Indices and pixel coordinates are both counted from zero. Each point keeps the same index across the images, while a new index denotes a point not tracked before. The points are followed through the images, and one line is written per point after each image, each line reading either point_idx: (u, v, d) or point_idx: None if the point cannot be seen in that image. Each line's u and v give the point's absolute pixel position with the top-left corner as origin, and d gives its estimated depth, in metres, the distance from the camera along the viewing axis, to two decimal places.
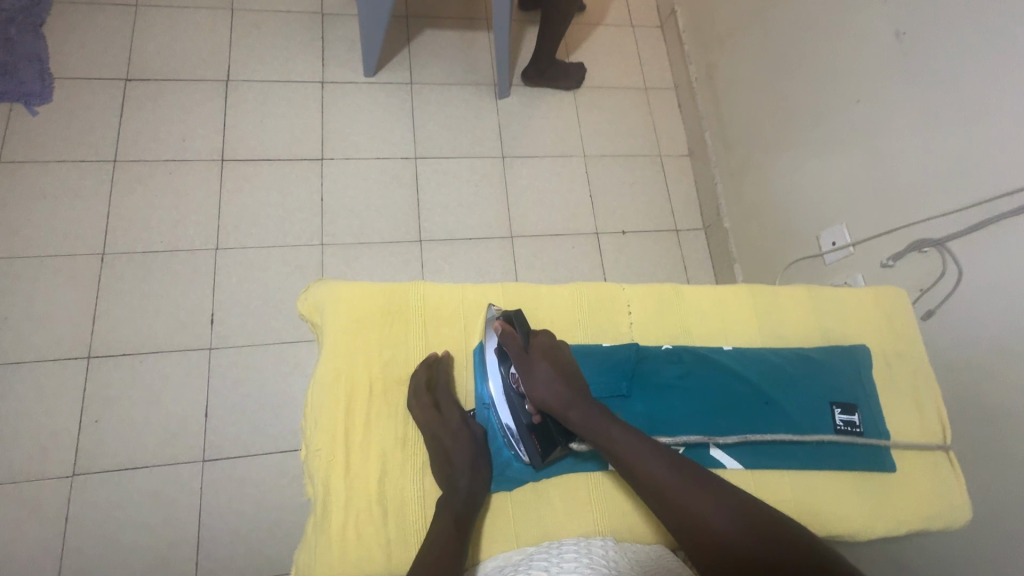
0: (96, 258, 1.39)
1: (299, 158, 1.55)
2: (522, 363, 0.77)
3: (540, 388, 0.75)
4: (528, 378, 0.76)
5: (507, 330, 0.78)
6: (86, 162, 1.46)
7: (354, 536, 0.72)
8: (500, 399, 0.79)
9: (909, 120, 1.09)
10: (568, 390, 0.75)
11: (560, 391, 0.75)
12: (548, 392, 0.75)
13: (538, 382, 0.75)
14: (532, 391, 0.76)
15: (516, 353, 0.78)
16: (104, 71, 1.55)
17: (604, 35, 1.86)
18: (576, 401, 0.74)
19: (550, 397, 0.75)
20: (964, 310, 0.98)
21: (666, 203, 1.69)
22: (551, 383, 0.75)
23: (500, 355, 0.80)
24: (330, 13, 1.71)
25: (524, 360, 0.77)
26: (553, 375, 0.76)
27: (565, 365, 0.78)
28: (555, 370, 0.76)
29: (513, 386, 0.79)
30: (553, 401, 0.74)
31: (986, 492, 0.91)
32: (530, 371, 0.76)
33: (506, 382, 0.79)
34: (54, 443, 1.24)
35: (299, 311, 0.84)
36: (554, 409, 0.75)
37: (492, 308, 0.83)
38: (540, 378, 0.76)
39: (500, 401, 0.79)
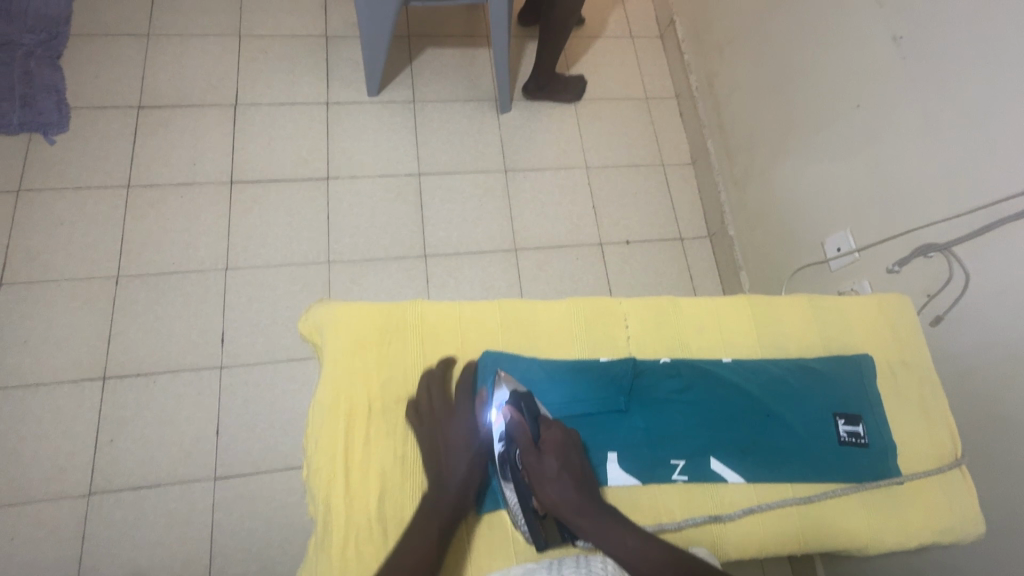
0: (111, 280, 1.43)
1: (306, 178, 1.58)
2: (533, 462, 0.74)
3: (549, 490, 0.73)
4: (538, 481, 0.73)
5: (518, 420, 0.75)
6: (101, 188, 1.51)
7: (355, 555, 0.73)
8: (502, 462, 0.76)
9: (911, 124, 1.08)
10: (576, 495, 0.73)
11: (568, 496, 0.73)
12: (556, 497, 0.73)
13: (548, 487, 0.73)
14: (542, 493, 0.73)
15: (527, 448, 0.74)
16: (118, 100, 1.60)
17: (604, 47, 1.88)
18: (583, 505, 0.73)
19: (559, 499, 0.72)
20: (972, 316, 0.97)
21: (670, 212, 1.69)
22: (560, 486, 0.73)
23: (507, 444, 0.76)
24: (334, 35, 1.75)
25: (533, 459, 0.74)
26: (562, 480, 0.73)
27: (573, 461, 0.75)
28: (565, 474, 0.73)
29: (519, 477, 0.76)
30: (561, 508, 0.72)
31: (1002, 502, 0.90)
32: (540, 471, 0.73)
33: (509, 469, 0.76)
34: (72, 463, 1.27)
35: (301, 333, 0.87)
36: (559, 512, 0.73)
37: (488, 354, 0.84)
38: (549, 479, 0.73)
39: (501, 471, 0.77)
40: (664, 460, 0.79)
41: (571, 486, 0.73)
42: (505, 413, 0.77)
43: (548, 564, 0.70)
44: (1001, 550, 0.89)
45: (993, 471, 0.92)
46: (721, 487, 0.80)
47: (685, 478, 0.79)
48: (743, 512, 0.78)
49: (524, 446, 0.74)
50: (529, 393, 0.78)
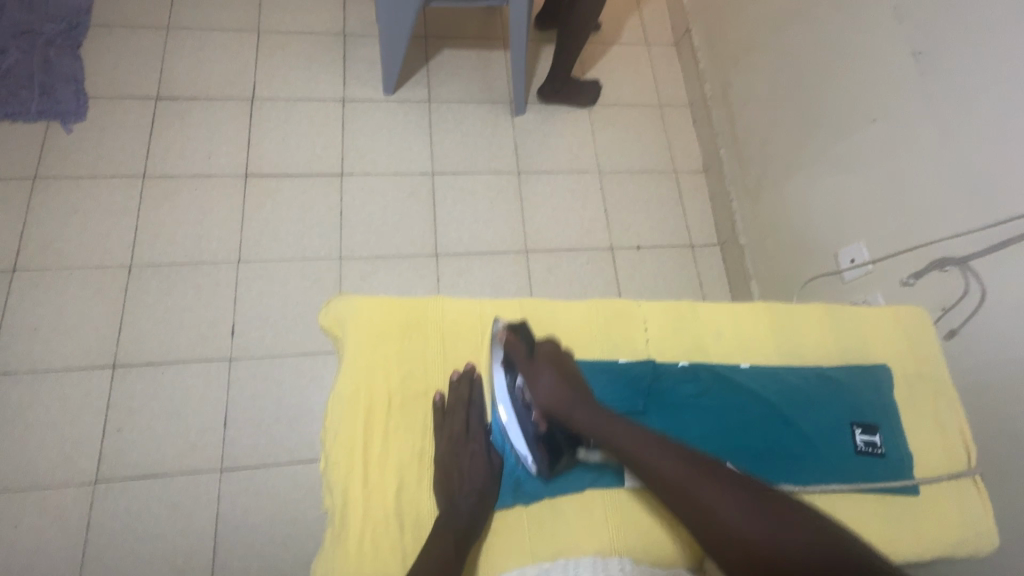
0: (123, 270, 1.43)
1: (320, 174, 1.59)
2: (527, 371, 0.80)
3: (544, 395, 0.78)
4: (534, 386, 0.78)
5: (513, 341, 0.82)
6: (117, 178, 1.52)
7: (371, 550, 0.73)
8: (515, 431, 0.81)
9: (929, 139, 1.08)
10: (573, 398, 0.76)
11: (562, 396, 0.77)
12: (551, 397, 0.77)
13: (543, 392, 0.77)
14: (537, 398, 0.78)
15: (522, 363, 0.81)
16: (136, 91, 1.61)
17: (619, 53, 1.88)
18: (578, 402, 0.76)
19: (553, 400, 0.77)
20: (987, 331, 0.97)
21: (682, 219, 1.69)
22: (553, 388, 0.77)
23: (508, 368, 0.83)
24: (351, 34, 1.76)
25: (529, 370, 0.80)
26: (555, 382, 0.78)
27: (568, 372, 0.80)
28: (558, 379, 0.78)
29: (520, 396, 0.82)
30: (556, 407, 0.76)
31: (1015, 518, 0.89)
32: (535, 378, 0.79)
33: (512, 390, 0.82)
34: (78, 451, 1.27)
35: (320, 324, 0.87)
36: (555, 411, 0.77)
37: (497, 321, 0.86)
38: (543, 384, 0.78)
39: (504, 401, 0.82)
40: None
41: (565, 385, 0.78)
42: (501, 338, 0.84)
43: (565, 565, 0.71)
44: (1012, 567, 0.89)
45: (1007, 487, 0.91)
46: None
47: None
48: None
49: (519, 361, 0.81)
50: (525, 322, 0.85)
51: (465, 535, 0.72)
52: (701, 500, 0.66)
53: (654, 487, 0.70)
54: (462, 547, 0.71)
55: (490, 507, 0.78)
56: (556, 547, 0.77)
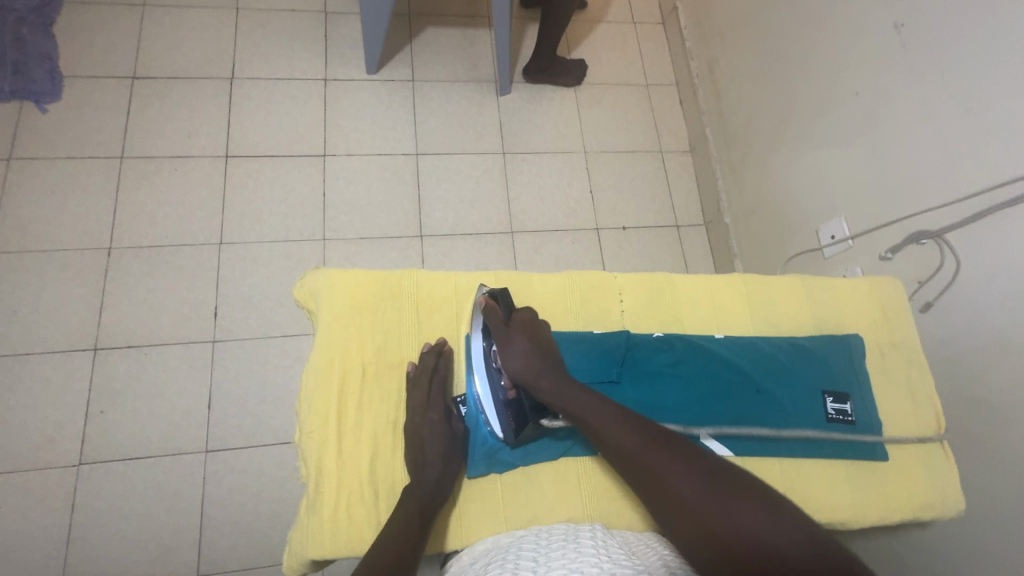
0: (103, 252, 1.42)
1: (302, 155, 1.57)
2: (502, 337, 0.77)
3: (517, 363, 0.76)
4: (505, 353, 0.76)
5: (492, 306, 0.80)
6: (94, 159, 1.49)
7: (346, 518, 0.73)
8: (486, 397, 0.77)
9: (909, 111, 1.08)
10: (544, 369, 0.75)
11: (533, 365, 0.75)
12: (522, 367, 0.75)
13: (515, 362, 0.75)
14: (508, 367, 0.76)
15: (497, 329, 0.78)
16: (112, 70, 1.58)
17: (606, 32, 1.86)
18: (550, 373, 0.75)
19: (524, 369, 0.75)
20: (961, 302, 0.98)
21: (668, 199, 1.69)
22: (524, 357, 0.76)
23: (485, 333, 0.80)
24: (333, 11, 1.73)
25: (503, 336, 0.78)
26: (528, 350, 0.76)
27: (544, 342, 0.78)
28: (532, 348, 0.76)
29: (493, 359, 0.79)
30: (528, 377, 0.75)
31: (986, 484, 0.91)
32: (508, 347, 0.77)
33: (488, 355, 0.79)
34: (61, 433, 1.27)
35: (295, 298, 0.87)
36: (526, 378, 0.75)
37: (482, 286, 0.85)
38: (517, 352, 0.76)
39: (479, 365, 0.79)
40: None
41: (537, 356, 0.76)
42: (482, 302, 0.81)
43: (538, 533, 0.72)
44: (981, 531, 0.91)
45: (977, 454, 0.93)
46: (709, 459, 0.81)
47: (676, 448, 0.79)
48: None
49: (495, 326, 0.78)
50: (506, 290, 0.84)
51: (435, 498, 0.73)
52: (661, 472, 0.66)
53: (615, 458, 0.71)
54: (431, 508, 0.72)
55: (460, 474, 0.78)
56: (530, 516, 0.78)
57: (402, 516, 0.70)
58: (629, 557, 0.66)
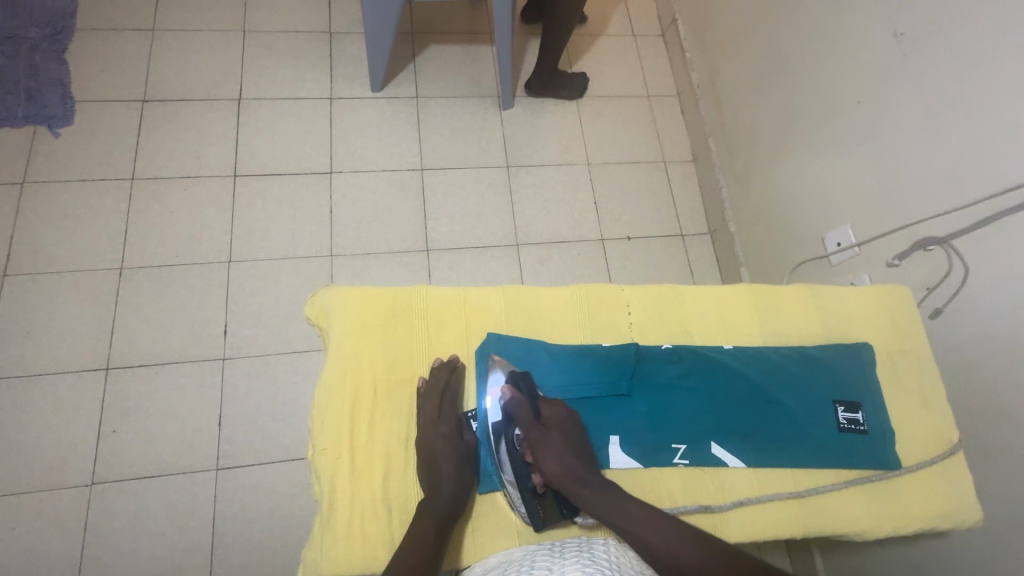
0: (115, 272, 1.44)
1: (309, 172, 1.59)
2: (533, 436, 0.76)
3: (552, 464, 0.75)
4: (540, 455, 0.75)
5: (519, 396, 0.78)
6: (106, 181, 1.52)
7: (360, 535, 0.74)
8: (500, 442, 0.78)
9: (911, 119, 1.09)
10: (575, 464, 0.75)
11: (570, 467, 0.75)
12: (558, 468, 0.75)
13: (548, 460, 0.75)
14: (543, 465, 0.75)
15: (528, 425, 0.77)
16: (123, 94, 1.61)
17: (606, 45, 1.89)
18: (586, 476, 0.75)
19: (562, 471, 0.74)
20: (971, 309, 0.97)
21: (672, 208, 1.70)
22: (561, 458, 0.75)
23: (507, 419, 0.79)
24: (337, 31, 1.76)
25: (535, 436, 0.76)
26: (562, 447, 0.76)
27: (575, 436, 0.77)
28: (563, 443, 0.76)
29: (517, 449, 0.78)
30: (562, 477, 0.74)
31: (1004, 492, 0.90)
32: (541, 445, 0.76)
33: (510, 443, 0.78)
34: (74, 453, 1.28)
35: (306, 316, 0.88)
36: (561, 481, 0.74)
37: (490, 334, 0.85)
38: (551, 453, 0.75)
39: (498, 438, 0.79)
40: (666, 444, 0.81)
41: (568, 451, 0.76)
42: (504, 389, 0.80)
43: (552, 546, 0.72)
44: (1000, 541, 0.90)
45: (992, 463, 0.92)
46: (722, 470, 0.82)
47: (685, 462, 0.81)
48: (736, 504, 0.80)
49: (525, 423, 0.77)
50: (527, 372, 0.82)
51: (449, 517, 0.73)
52: (702, 563, 0.67)
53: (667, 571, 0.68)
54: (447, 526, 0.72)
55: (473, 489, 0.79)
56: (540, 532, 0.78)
57: (415, 536, 0.70)
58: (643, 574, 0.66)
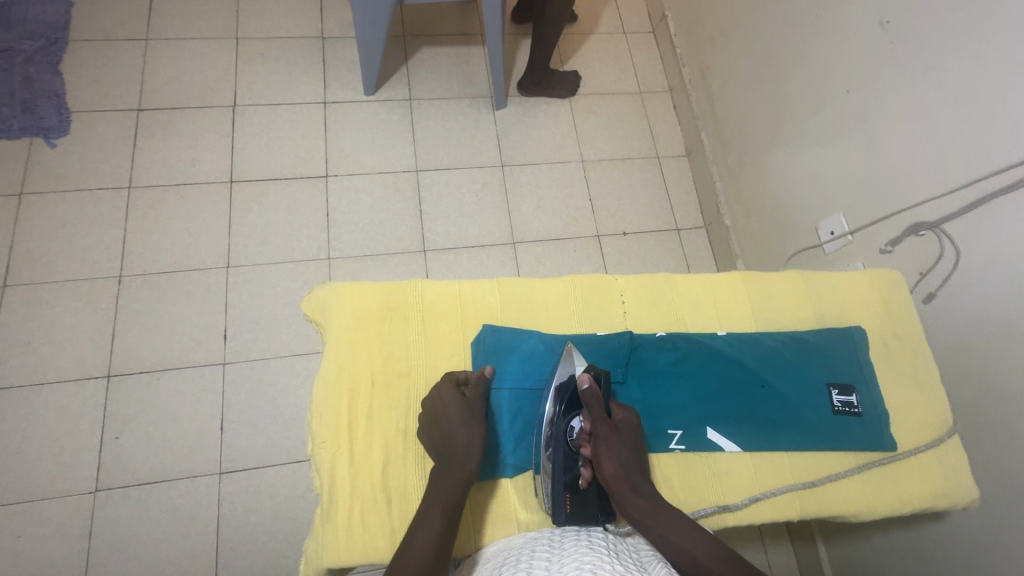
0: (114, 280, 1.44)
1: (305, 176, 1.60)
2: (601, 434, 0.76)
3: (610, 467, 0.75)
4: (601, 454, 0.75)
5: (597, 392, 0.78)
6: (103, 190, 1.53)
7: (360, 526, 0.74)
8: (545, 427, 0.78)
9: (899, 106, 1.10)
10: (628, 469, 0.75)
11: (628, 473, 0.75)
12: (616, 471, 0.75)
13: (605, 459, 0.75)
14: (601, 464, 0.75)
15: (601, 423, 0.77)
16: (118, 103, 1.62)
17: (597, 43, 1.90)
18: (639, 485, 0.74)
19: (618, 475, 0.74)
20: (964, 292, 0.98)
21: (667, 203, 1.71)
22: (622, 462, 0.75)
23: (575, 407, 0.80)
24: (330, 37, 1.77)
25: (604, 435, 0.76)
26: (623, 452, 0.76)
27: (637, 441, 0.78)
28: (624, 447, 0.76)
29: (572, 440, 0.79)
30: (617, 480, 0.74)
31: (1002, 472, 0.91)
32: (606, 446, 0.76)
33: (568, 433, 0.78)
34: (77, 461, 1.28)
35: (304, 313, 0.89)
36: (615, 483, 0.74)
37: (485, 326, 0.86)
38: (613, 455, 0.75)
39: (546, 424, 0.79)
40: (663, 430, 0.82)
41: (627, 454, 0.76)
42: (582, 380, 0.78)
43: (551, 532, 0.74)
44: (999, 521, 0.90)
45: (988, 443, 0.93)
46: (718, 455, 0.82)
47: (682, 447, 0.82)
48: (749, 503, 0.80)
49: (598, 420, 0.77)
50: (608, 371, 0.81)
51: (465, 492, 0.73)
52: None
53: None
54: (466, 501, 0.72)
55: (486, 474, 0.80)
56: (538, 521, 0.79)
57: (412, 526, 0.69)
58: (638, 558, 0.69)
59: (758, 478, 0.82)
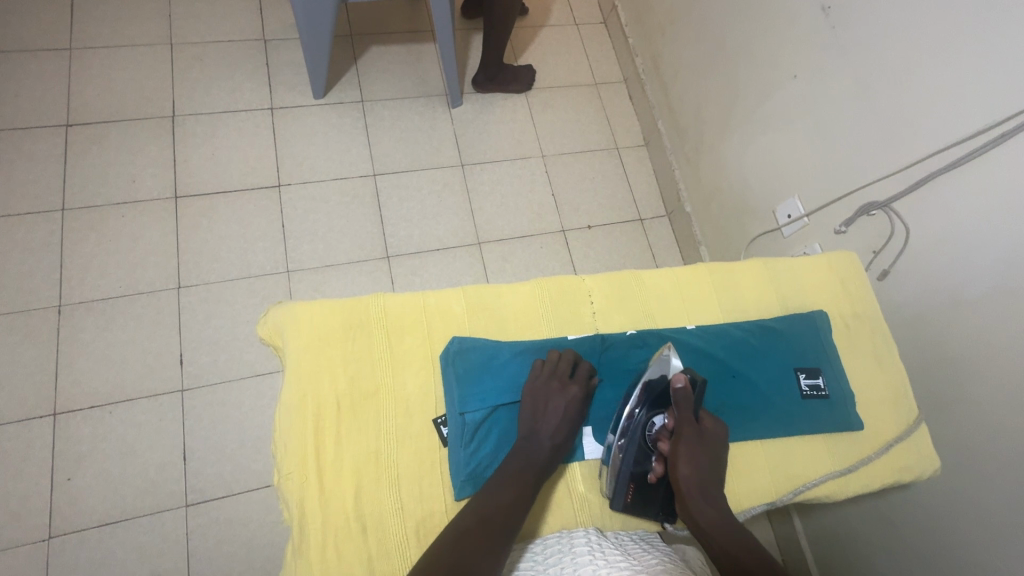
0: (53, 311, 1.35)
1: (255, 187, 1.53)
2: (685, 434, 0.78)
3: (686, 468, 0.76)
4: (681, 453, 0.77)
5: (689, 393, 0.79)
6: (33, 214, 1.42)
7: (335, 556, 0.72)
8: (623, 422, 0.80)
9: (844, 89, 1.13)
10: (701, 474, 0.76)
11: (702, 478, 0.76)
12: (690, 472, 0.76)
13: (682, 458, 0.76)
14: (677, 461, 0.77)
15: (688, 422, 0.79)
16: (44, 119, 1.51)
17: (549, 35, 1.88)
18: (709, 492, 0.76)
19: (691, 476, 0.76)
20: (915, 267, 1.02)
21: (629, 193, 1.72)
22: (698, 466, 0.76)
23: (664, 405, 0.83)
24: (272, 39, 1.69)
25: (688, 434, 0.78)
26: (704, 458, 0.77)
27: (716, 451, 0.79)
28: (703, 451, 0.78)
29: (652, 435, 0.82)
30: (690, 481, 0.75)
31: (959, 438, 0.95)
32: (686, 446, 0.77)
33: (649, 427, 0.82)
34: (26, 508, 1.20)
35: (261, 336, 0.86)
36: (687, 484, 0.76)
37: (453, 337, 0.83)
38: (693, 457, 0.77)
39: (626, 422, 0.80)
40: None
41: (705, 460, 0.77)
42: (680, 380, 0.80)
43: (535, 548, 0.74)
44: (961, 485, 0.94)
45: (943, 410, 0.97)
46: None
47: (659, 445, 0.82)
48: (792, 496, 0.83)
49: (687, 421, 0.79)
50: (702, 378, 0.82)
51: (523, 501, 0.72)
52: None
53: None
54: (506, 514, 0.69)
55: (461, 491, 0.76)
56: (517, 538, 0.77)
57: None
58: (622, 555, 0.69)
59: (735, 469, 0.83)
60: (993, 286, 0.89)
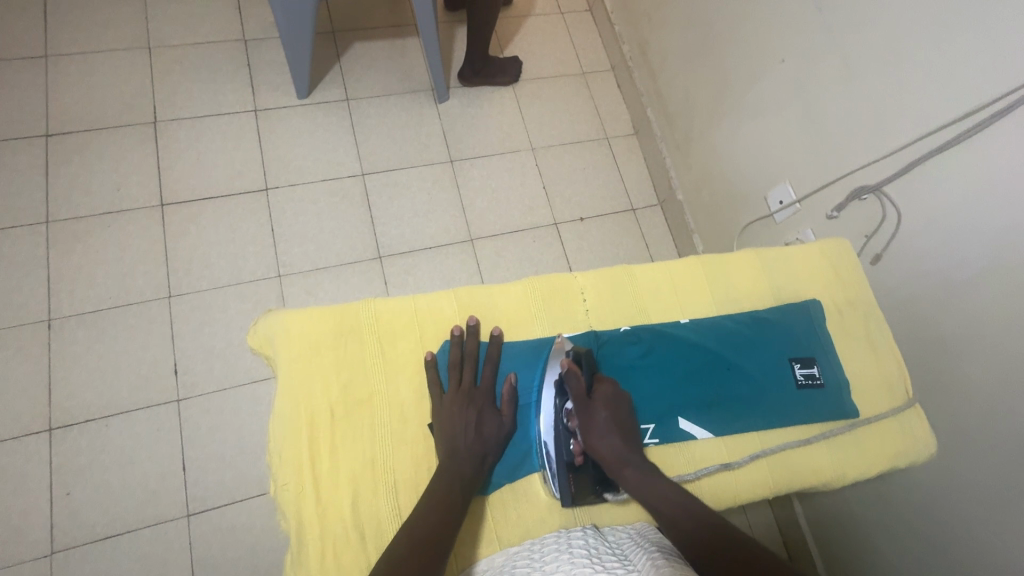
0: (43, 325, 1.33)
1: (242, 191, 1.51)
2: (583, 410, 0.78)
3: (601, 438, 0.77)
4: (591, 426, 0.77)
5: (575, 369, 0.79)
6: (17, 227, 1.40)
7: (334, 564, 0.72)
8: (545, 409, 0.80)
9: (832, 72, 1.12)
10: (623, 442, 0.77)
11: (620, 445, 0.77)
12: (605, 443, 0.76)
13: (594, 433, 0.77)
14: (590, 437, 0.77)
15: (578, 398, 0.78)
16: (23, 130, 1.48)
17: (535, 25, 1.86)
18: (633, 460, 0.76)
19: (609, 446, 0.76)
20: (907, 250, 1.02)
21: (620, 183, 1.71)
22: (610, 434, 0.77)
23: (559, 390, 0.80)
24: (252, 38, 1.66)
25: (585, 408, 0.78)
26: (610, 426, 0.78)
27: (625, 418, 0.79)
28: (610, 419, 0.78)
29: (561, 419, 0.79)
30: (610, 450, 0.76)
31: (953, 418, 0.96)
32: (592, 419, 0.77)
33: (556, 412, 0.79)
34: (27, 523, 1.19)
35: (250, 345, 0.84)
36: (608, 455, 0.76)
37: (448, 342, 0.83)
38: (602, 427, 0.77)
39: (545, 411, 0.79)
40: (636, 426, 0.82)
41: (616, 428, 0.78)
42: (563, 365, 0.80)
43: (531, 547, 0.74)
44: (955, 464, 0.95)
45: (937, 392, 0.98)
46: (691, 444, 0.83)
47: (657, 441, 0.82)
48: (752, 457, 0.83)
49: (578, 397, 0.78)
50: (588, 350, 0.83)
51: None
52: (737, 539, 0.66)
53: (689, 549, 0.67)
54: None
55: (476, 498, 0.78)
56: (515, 538, 0.78)
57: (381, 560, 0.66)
58: (620, 554, 0.70)
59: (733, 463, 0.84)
60: (983, 268, 0.89)
